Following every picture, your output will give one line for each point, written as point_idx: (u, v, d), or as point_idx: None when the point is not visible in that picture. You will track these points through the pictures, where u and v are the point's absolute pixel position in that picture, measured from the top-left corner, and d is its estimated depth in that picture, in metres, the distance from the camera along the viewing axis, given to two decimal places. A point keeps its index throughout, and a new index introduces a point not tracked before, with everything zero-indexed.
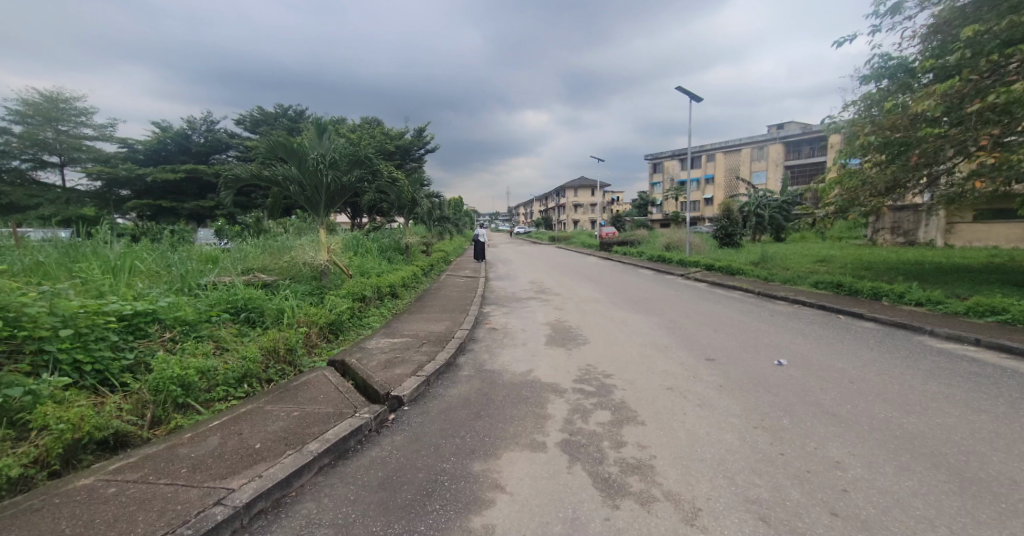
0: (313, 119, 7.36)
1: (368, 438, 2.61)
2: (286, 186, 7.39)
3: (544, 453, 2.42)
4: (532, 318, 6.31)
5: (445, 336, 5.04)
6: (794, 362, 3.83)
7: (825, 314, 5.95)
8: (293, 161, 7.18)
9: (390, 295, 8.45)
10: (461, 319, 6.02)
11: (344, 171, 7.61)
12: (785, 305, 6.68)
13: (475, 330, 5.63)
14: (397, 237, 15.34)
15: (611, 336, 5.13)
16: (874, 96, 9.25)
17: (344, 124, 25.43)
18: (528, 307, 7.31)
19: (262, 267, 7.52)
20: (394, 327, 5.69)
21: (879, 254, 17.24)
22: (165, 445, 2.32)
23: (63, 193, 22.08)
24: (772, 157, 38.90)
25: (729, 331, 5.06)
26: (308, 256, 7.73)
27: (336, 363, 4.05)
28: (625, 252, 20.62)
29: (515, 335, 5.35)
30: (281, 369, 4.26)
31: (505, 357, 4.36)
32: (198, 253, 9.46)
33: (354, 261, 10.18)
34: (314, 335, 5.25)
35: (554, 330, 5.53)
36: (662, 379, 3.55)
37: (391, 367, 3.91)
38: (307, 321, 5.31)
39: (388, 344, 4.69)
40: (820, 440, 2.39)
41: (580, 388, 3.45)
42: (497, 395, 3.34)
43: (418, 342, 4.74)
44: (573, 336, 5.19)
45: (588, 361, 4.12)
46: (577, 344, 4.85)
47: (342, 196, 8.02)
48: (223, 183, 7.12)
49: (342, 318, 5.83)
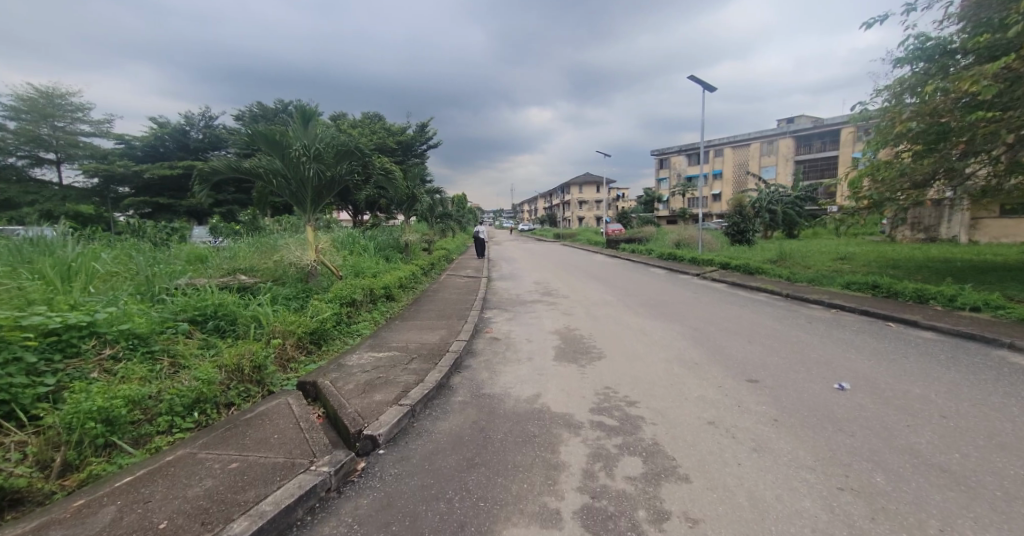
0: (298, 107, 6.72)
1: (323, 504, 1.98)
2: (269, 180, 6.75)
3: (558, 531, 1.78)
4: (538, 326, 5.65)
5: (439, 349, 4.40)
6: (859, 385, 3.15)
7: (870, 321, 5.26)
8: (275, 151, 6.57)
9: (384, 297, 7.84)
10: (458, 327, 5.37)
11: (332, 164, 6.96)
12: (820, 310, 5.99)
13: (474, 340, 4.98)
14: (396, 234, 14.74)
15: (629, 349, 4.46)
16: (910, 81, 8.51)
17: (344, 119, 24.78)
18: (534, 311, 6.65)
19: (245, 268, 6.94)
20: (385, 336, 5.08)
21: (902, 251, 16.48)
22: (37, 525, 1.71)
23: (60, 191, 21.64)
24: (782, 152, 38.03)
25: (766, 343, 4.38)
26: (294, 256, 7.14)
27: (308, 382, 3.43)
28: (633, 249, 19.95)
29: (518, 346, 4.70)
30: (245, 391, 3.65)
31: (508, 376, 3.73)
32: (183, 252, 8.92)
33: (348, 262, 9.59)
34: (290, 348, 4.64)
35: (563, 341, 4.87)
36: (700, 410, 2.90)
37: (371, 391, 3.27)
38: (283, 333, 4.70)
39: (373, 359, 4.07)
40: (942, 516, 1.72)
41: (600, 422, 2.81)
42: (496, 432, 2.69)
43: (407, 357, 4.10)
44: (586, 348, 4.56)
45: (606, 383, 3.47)
46: (591, 359, 4.21)
47: (331, 192, 7.35)
48: (198, 176, 6.51)
49: (324, 326, 5.22)
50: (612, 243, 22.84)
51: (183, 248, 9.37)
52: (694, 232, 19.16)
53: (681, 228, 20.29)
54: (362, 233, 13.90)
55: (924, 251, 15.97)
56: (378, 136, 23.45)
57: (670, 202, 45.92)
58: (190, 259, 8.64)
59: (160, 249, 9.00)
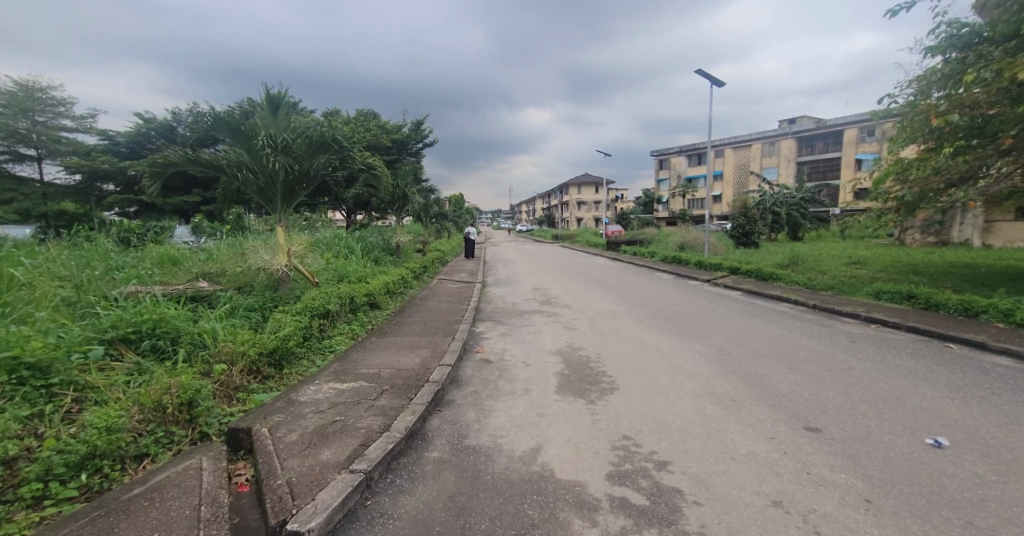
0: (265, 91, 5.91)
1: None
2: (233, 174, 5.96)
3: None
4: (537, 344, 4.87)
5: (416, 378, 3.61)
6: (962, 440, 2.40)
7: (923, 340, 4.53)
8: (239, 140, 5.80)
9: (367, 305, 7.09)
10: (444, 347, 4.58)
11: (305, 156, 6.16)
12: (858, 325, 5.24)
13: (462, 365, 4.21)
14: (387, 235, 13.97)
15: (647, 377, 3.71)
16: (941, 74, 7.92)
17: (337, 116, 23.95)
18: (532, 324, 5.90)
19: (208, 272, 6.19)
20: (355, 358, 4.28)
21: (916, 254, 15.83)
22: None
23: (41, 188, 20.67)
24: (784, 153, 37.46)
25: (812, 372, 3.63)
26: (262, 260, 6.36)
27: (241, 429, 2.64)
28: (634, 252, 19.22)
29: (513, 374, 3.93)
30: (166, 436, 2.88)
31: (501, 419, 2.97)
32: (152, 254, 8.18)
33: (331, 267, 8.84)
34: (238, 374, 3.85)
35: (567, 367, 4.11)
36: (758, 480, 2.15)
37: (319, 443, 2.49)
38: (233, 356, 3.92)
39: (333, 393, 3.27)
40: None
41: (623, 498, 2.06)
42: (478, 518, 1.93)
43: (376, 390, 3.33)
44: (595, 375, 3.81)
45: (625, 432, 2.71)
46: (603, 391, 3.47)
47: (305, 188, 6.59)
48: (148, 169, 5.67)
49: (286, 345, 4.45)
50: (612, 245, 22.14)
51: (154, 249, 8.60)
52: (698, 234, 18.43)
53: (683, 230, 19.57)
54: (350, 234, 13.12)
55: (937, 255, 15.28)
56: (372, 133, 22.65)
57: (670, 203, 45.26)
58: (160, 260, 7.87)
59: (128, 250, 8.23)
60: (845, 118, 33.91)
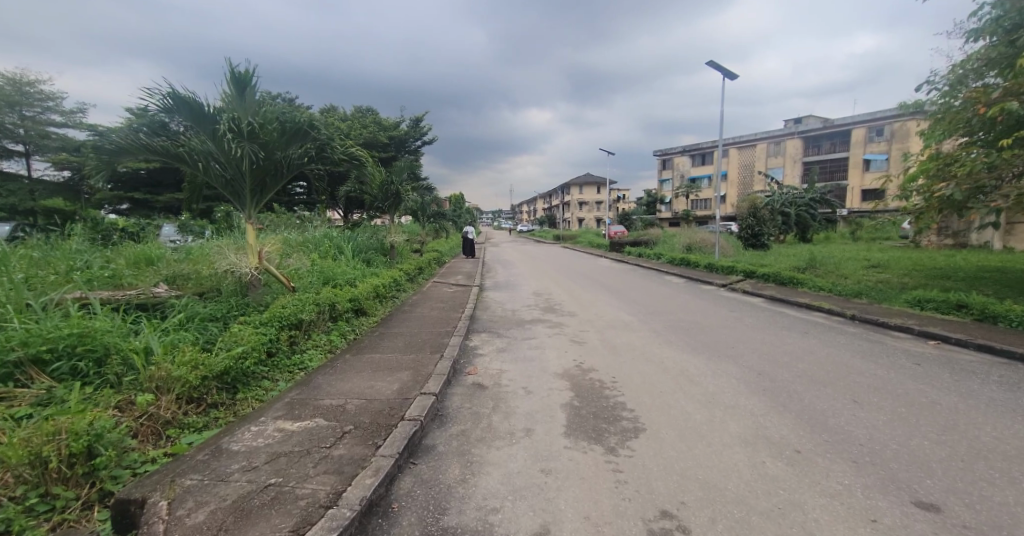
0: (228, 69, 5.13)
1: None
2: (196, 165, 5.20)
3: None
4: (540, 364, 4.13)
5: (388, 414, 2.86)
6: None
7: (1003, 363, 3.78)
8: (201, 124, 5.07)
9: (349, 313, 6.36)
10: (429, 369, 3.83)
11: (278, 144, 5.45)
12: (913, 342, 4.49)
13: (449, 393, 3.47)
14: (381, 234, 13.23)
15: (678, 412, 2.99)
16: (980, 61, 7.37)
17: (334, 113, 23.25)
18: (534, 338, 5.15)
19: (171, 277, 5.51)
20: (319, 382, 3.54)
21: (935, 257, 15.09)
22: None
23: (28, 184, 19.41)
24: (790, 152, 36.69)
25: (887, 408, 2.88)
26: (229, 260, 5.57)
27: (133, 500, 1.89)
28: (639, 253, 18.47)
29: (511, 406, 3.19)
30: (43, 502, 2.12)
31: (494, 480, 2.22)
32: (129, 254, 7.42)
33: (316, 269, 8.13)
34: (170, 404, 3.11)
35: (577, 397, 3.37)
36: None
37: (234, 529, 1.75)
38: (167, 382, 3.17)
39: (279, 436, 2.52)
40: None
41: None
42: None
43: (335, 434, 2.58)
44: (613, 410, 3.07)
45: (665, 508, 1.97)
46: (626, 433, 2.72)
47: (279, 181, 5.87)
48: (94, 157, 4.88)
49: (240, 365, 3.73)
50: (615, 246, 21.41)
51: (130, 249, 7.87)
52: (707, 235, 17.69)
53: (690, 231, 18.83)
54: (341, 233, 12.39)
55: (956, 258, 14.56)
56: (368, 130, 22.02)
57: (673, 203, 44.51)
58: (135, 260, 7.14)
59: (97, 250, 7.49)
60: (853, 117, 33.13)
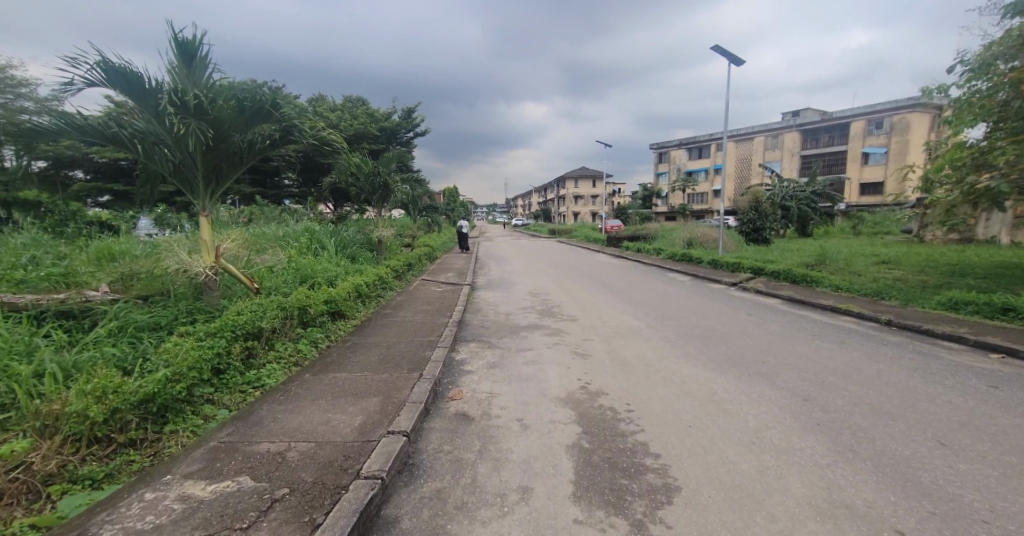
0: (171, 35, 4.31)
1: None
2: (139, 150, 4.40)
3: None
4: (540, 386, 3.46)
5: (340, 467, 2.16)
6: None
7: None
8: (141, 101, 4.27)
9: (324, 316, 5.63)
10: (402, 394, 3.13)
11: (232, 124, 4.68)
12: (972, 356, 3.86)
13: (427, 428, 2.77)
14: (368, 229, 12.47)
15: (721, 462, 2.31)
16: (1017, 39, 6.73)
17: (323, 102, 22.31)
18: (532, 349, 4.47)
19: (121, 277, 4.88)
20: (264, 414, 2.81)
21: (944, 253, 14.53)
22: None
23: None
24: (788, 146, 36.13)
25: (992, 455, 2.23)
26: (180, 259, 4.80)
27: None
28: (638, 248, 17.85)
29: (506, 450, 2.50)
30: None
31: None
32: (87, 251, 6.67)
33: (293, 267, 7.38)
34: (61, 448, 2.37)
35: (586, 434, 2.69)
36: None
37: None
38: (57, 420, 2.42)
39: (178, 512, 1.82)
40: None
41: None
42: None
43: (261, 503, 1.88)
44: (634, 457, 2.39)
45: None
46: (655, 494, 2.06)
47: (238, 168, 5.10)
48: (10, 141, 4.03)
49: (170, 390, 3.00)
50: (614, 241, 20.78)
51: (90, 244, 7.08)
52: (708, 229, 17.09)
53: (689, 226, 18.19)
54: (325, 227, 11.61)
55: (966, 253, 14.05)
56: (358, 121, 21.12)
57: (669, 197, 43.86)
58: (96, 257, 6.32)
59: (51, 244, 6.68)
60: (854, 110, 32.55)
